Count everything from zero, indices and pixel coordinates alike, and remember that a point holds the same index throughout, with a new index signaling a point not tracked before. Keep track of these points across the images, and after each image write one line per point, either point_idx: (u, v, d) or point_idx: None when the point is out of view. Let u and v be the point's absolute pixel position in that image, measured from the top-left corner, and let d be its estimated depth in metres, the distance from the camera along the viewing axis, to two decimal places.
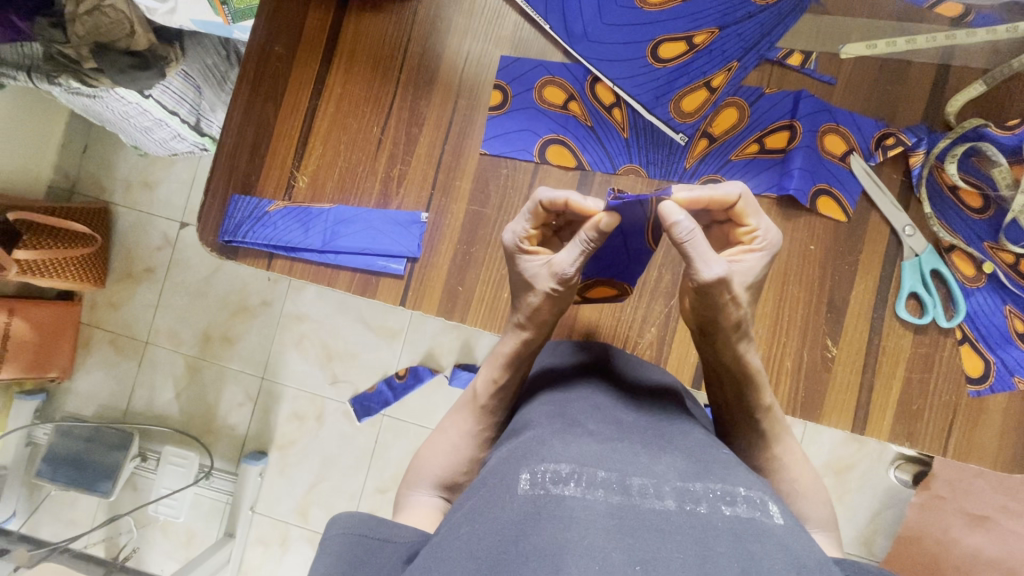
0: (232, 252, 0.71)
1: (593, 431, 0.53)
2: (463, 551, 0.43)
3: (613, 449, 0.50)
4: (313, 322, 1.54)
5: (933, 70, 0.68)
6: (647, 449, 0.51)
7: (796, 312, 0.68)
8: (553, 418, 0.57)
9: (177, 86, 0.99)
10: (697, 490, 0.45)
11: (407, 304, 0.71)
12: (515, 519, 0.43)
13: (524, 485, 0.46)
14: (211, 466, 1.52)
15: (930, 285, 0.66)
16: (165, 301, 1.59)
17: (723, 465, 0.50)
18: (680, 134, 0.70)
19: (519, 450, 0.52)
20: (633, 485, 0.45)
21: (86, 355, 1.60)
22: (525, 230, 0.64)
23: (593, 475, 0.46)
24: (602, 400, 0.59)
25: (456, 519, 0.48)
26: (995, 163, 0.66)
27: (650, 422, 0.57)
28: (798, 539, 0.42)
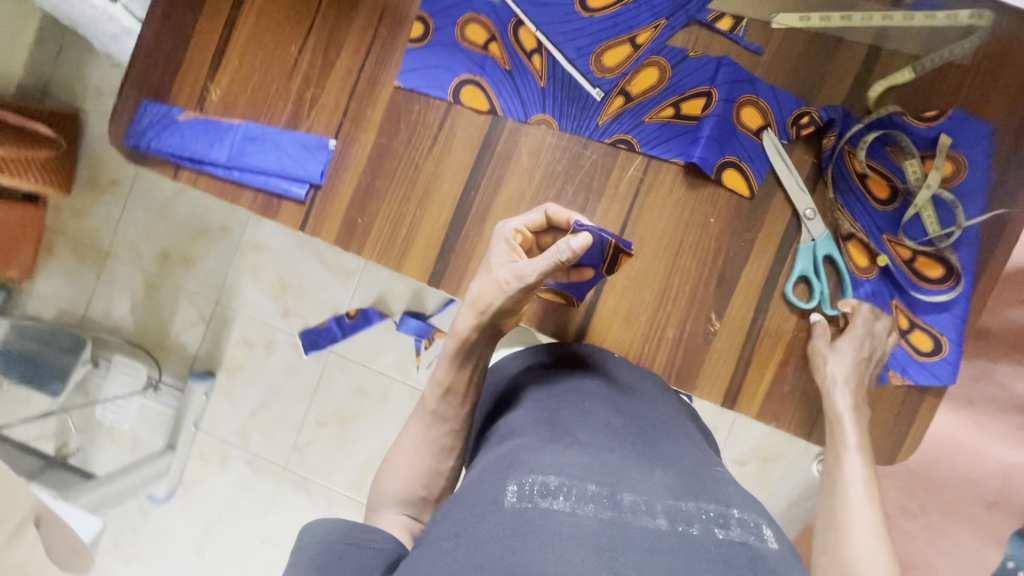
0: (139, 158, 0.72)
1: (581, 441, 0.54)
2: (451, 565, 0.44)
3: (603, 462, 0.51)
4: (271, 253, 1.54)
5: (863, 51, 0.65)
6: (638, 461, 0.52)
7: (684, 284, 0.68)
8: (538, 421, 0.57)
9: None
10: (688, 509, 0.47)
11: (307, 230, 0.72)
12: (505, 533, 0.44)
13: (511, 497, 0.47)
14: (159, 379, 1.56)
15: (820, 272, 0.66)
16: (128, 216, 1.57)
17: (714, 482, 0.52)
18: (597, 89, 0.68)
19: (505, 455, 0.53)
20: (623, 501, 0.47)
21: (49, 259, 1.60)
22: (522, 225, 0.65)
23: (583, 489, 0.47)
24: (591, 400, 0.60)
25: (443, 526, 0.49)
26: (907, 156, 0.65)
27: (638, 427, 0.58)
28: (783, 561, 0.45)
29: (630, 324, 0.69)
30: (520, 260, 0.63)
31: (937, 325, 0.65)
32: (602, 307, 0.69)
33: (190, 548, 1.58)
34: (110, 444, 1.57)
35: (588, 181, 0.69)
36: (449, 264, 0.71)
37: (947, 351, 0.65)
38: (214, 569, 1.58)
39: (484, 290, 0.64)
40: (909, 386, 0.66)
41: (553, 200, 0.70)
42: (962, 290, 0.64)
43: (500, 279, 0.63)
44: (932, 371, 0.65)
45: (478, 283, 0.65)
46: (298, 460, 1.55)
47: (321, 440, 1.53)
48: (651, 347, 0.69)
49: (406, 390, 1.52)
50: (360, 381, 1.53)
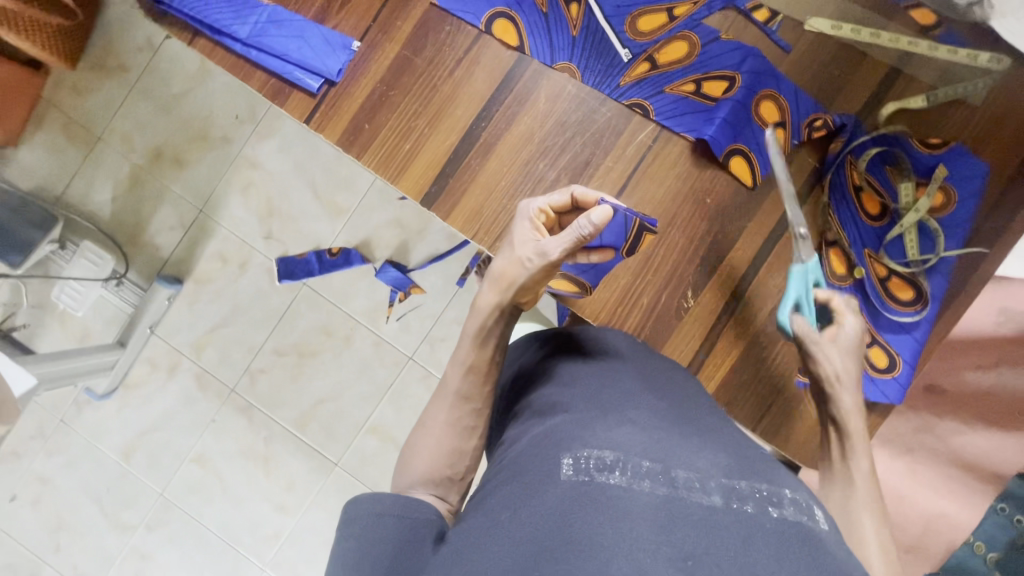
0: (160, 17, 0.70)
1: (633, 418, 0.53)
2: (504, 537, 0.44)
3: (657, 439, 0.50)
4: (266, 173, 1.43)
5: (884, 70, 0.67)
6: (691, 439, 0.52)
7: (668, 257, 0.70)
8: (584, 396, 0.56)
9: None
10: (744, 488, 0.47)
11: (312, 123, 0.71)
12: (558, 505, 0.45)
13: (565, 470, 0.47)
14: (123, 274, 1.46)
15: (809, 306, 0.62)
16: (129, 104, 1.45)
17: (767, 465, 0.51)
18: (626, 50, 0.69)
19: (553, 429, 0.52)
20: (678, 477, 0.47)
21: (37, 130, 1.48)
22: (547, 205, 0.64)
23: (637, 465, 0.47)
24: (636, 382, 0.59)
25: (495, 496, 0.50)
26: (904, 178, 0.67)
27: (686, 409, 0.57)
28: (842, 547, 0.45)
29: (609, 284, 0.71)
30: (542, 237, 0.62)
31: (895, 345, 0.67)
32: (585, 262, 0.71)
33: (116, 452, 1.47)
34: (58, 330, 1.50)
35: (598, 136, 0.70)
36: (445, 188, 0.71)
37: (900, 371, 0.67)
38: (136, 479, 1.46)
39: (507, 267, 0.63)
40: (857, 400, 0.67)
41: (560, 149, 0.70)
42: (925, 316, 0.66)
43: (521, 257, 0.62)
44: (882, 388, 0.67)
45: (498, 259, 0.64)
46: (248, 385, 1.44)
47: (278, 370, 1.43)
48: (623, 310, 0.71)
49: (371, 339, 1.41)
50: (328, 321, 1.42)
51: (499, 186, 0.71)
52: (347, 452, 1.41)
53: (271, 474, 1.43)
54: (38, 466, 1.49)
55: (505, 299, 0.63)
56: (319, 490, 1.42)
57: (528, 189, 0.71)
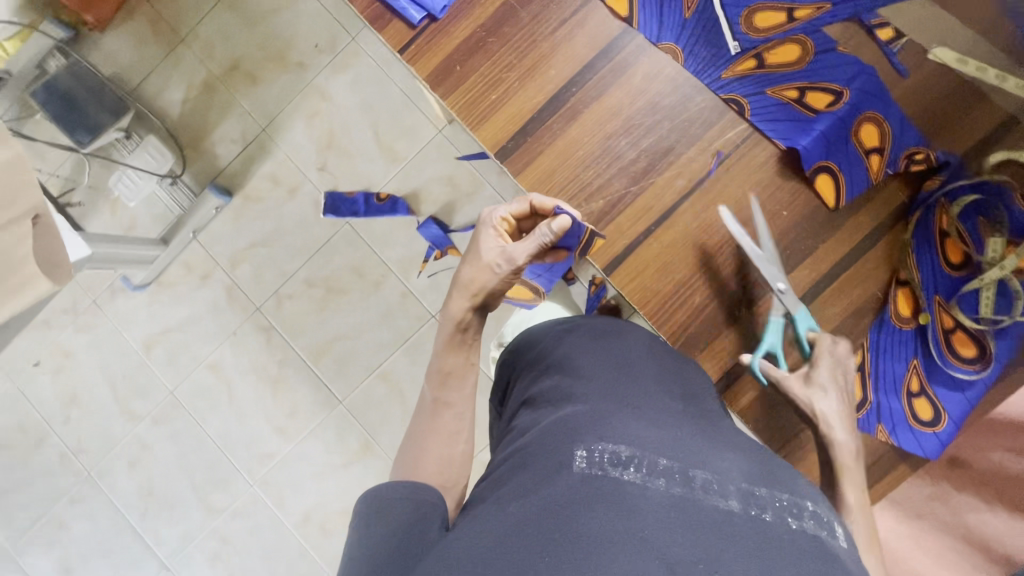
0: None
1: (650, 417, 0.51)
2: (511, 521, 0.43)
3: (675, 440, 0.49)
4: (334, 106, 1.44)
5: (999, 115, 0.63)
6: (710, 444, 0.50)
7: (711, 282, 0.68)
8: (604, 389, 0.55)
9: None
10: (763, 495, 0.44)
11: (405, 56, 0.71)
12: (569, 496, 0.44)
13: (579, 463, 0.46)
14: (179, 175, 1.49)
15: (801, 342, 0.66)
16: (219, 12, 1.48)
17: (790, 476, 0.49)
18: (735, 44, 0.67)
19: (570, 422, 0.51)
20: (696, 478, 0.45)
21: (127, 20, 1.51)
22: (507, 213, 0.65)
23: (653, 462, 0.46)
24: (656, 388, 0.56)
25: (503, 484, 0.48)
26: (995, 233, 0.63)
27: (705, 415, 0.55)
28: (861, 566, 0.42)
29: (662, 274, 0.69)
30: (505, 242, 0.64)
31: (944, 401, 0.65)
32: (643, 250, 0.69)
33: (138, 343, 1.52)
34: (108, 215, 1.54)
35: (686, 126, 0.68)
36: (521, 145, 0.70)
37: (943, 428, 0.65)
38: (152, 373, 1.51)
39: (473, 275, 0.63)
40: (891, 446, 0.66)
41: (645, 130, 0.69)
42: (984, 376, 0.64)
43: (488, 264, 0.63)
44: (919, 440, 0.65)
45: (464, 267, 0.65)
46: (273, 307, 1.47)
47: (304, 300, 1.46)
48: (675, 302, 0.69)
49: (399, 290, 1.42)
50: (362, 263, 1.44)
51: (575, 154, 0.70)
52: (353, 392, 1.43)
53: (279, 396, 1.46)
54: (64, 340, 1.55)
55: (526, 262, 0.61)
56: (319, 422, 1.44)
57: (603, 163, 0.69)
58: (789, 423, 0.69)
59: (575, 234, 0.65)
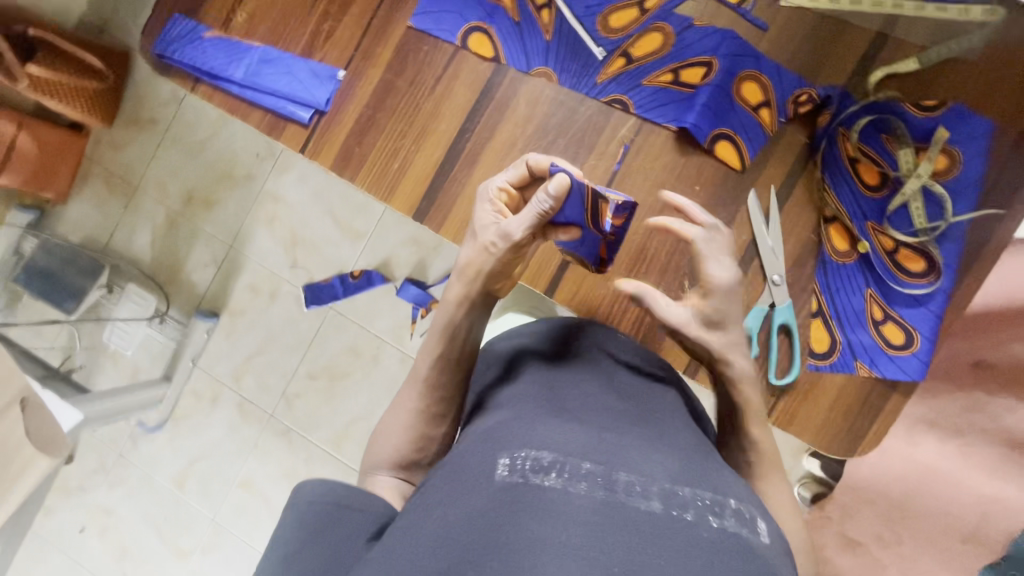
0: (163, 68, 0.76)
1: (579, 421, 0.52)
2: (433, 535, 0.43)
3: (603, 440, 0.49)
4: (287, 205, 1.50)
5: (867, 37, 0.65)
6: (639, 443, 0.50)
7: (650, 277, 0.74)
8: (533, 394, 0.55)
9: None
10: (685, 496, 0.46)
11: (306, 153, 0.75)
12: (491, 507, 0.43)
13: (502, 470, 0.46)
14: (165, 312, 1.56)
15: (773, 333, 0.66)
16: (161, 154, 1.56)
17: (716, 472, 0.50)
18: (600, 48, 0.70)
19: (498, 431, 0.51)
20: (618, 481, 0.45)
21: (83, 186, 1.61)
22: (503, 183, 0.66)
23: (577, 466, 0.46)
24: (586, 387, 0.57)
25: (435, 494, 0.48)
26: (902, 144, 0.63)
27: (639, 408, 0.56)
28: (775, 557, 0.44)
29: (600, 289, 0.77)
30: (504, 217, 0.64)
31: (911, 320, 0.64)
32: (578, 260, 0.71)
33: (169, 481, 1.56)
34: (111, 369, 1.60)
35: (580, 137, 0.70)
36: (436, 201, 0.73)
37: (918, 347, 0.64)
38: (190, 506, 1.54)
39: (473, 257, 0.65)
40: (875, 378, 0.65)
41: (544, 152, 0.71)
42: (939, 286, 0.63)
43: (487, 242, 0.64)
44: (900, 365, 0.64)
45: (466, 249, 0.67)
46: (284, 409, 1.50)
47: (310, 393, 1.49)
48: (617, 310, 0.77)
49: (396, 357, 1.45)
50: (354, 342, 1.47)
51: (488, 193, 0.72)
52: None
53: None
54: (101, 498, 1.59)
55: (470, 290, 0.65)
56: None
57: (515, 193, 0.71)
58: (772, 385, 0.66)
59: (576, 203, 0.58)
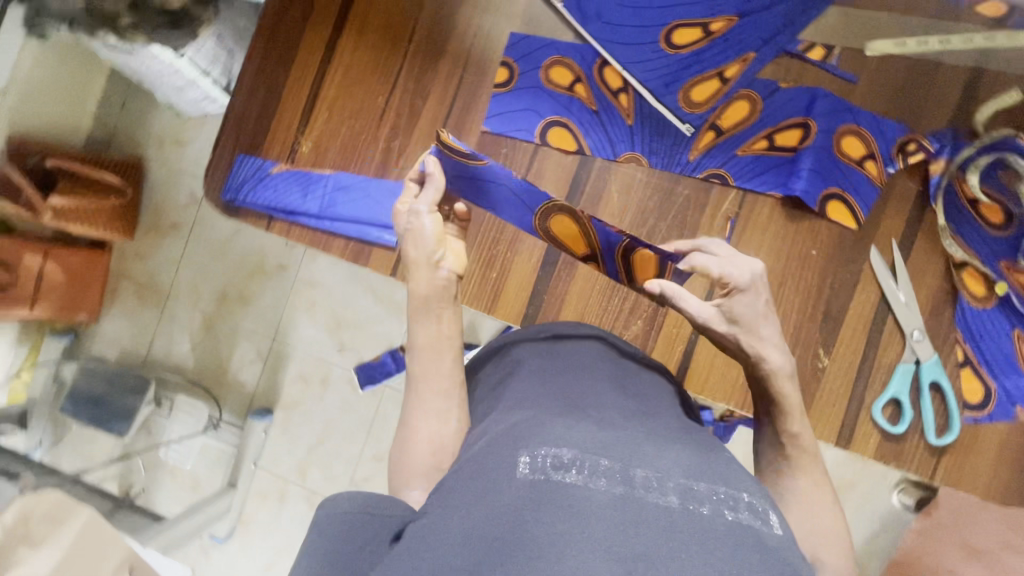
0: (235, 211, 0.74)
1: (594, 419, 0.46)
2: (451, 537, 0.35)
3: (617, 438, 0.43)
4: (326, 289, 1.46)
5: (964, 75, 0.63)
6: (652, 441, 0.44)
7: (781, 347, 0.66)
8: (543, 398, 0.49)
9: (210, 48, 0.99)
10: (703, 489, 0.39)
11: (397, 275, 0.72)
12: (508, 508, 0.36)
13: (523, 469, 0.39)
14: (219, 418, 1.50)
15: (924, 392, 0.63)
16: (188, 257, 1.51)
17: (728, 466, 0.44)
18: (687, 125, 0.68)
19: (512, 430, 0.44)
20: (637, 476, 0.39)
21: (114, 302, 1.54)
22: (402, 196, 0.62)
23: (596, 463, 0.40)
24: (597, 389, 0.52)
25: (445, 497, 0.40)
26: (1023, 179, 0.61)
27: (648, 411, 0.50)
28: (799, 558, 0.37)
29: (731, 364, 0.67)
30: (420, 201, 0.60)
31: None
32: (702, 344, 0.68)
33: None
34: (170, 482, 1.52)
35: (682, 217, 0.68)
36: (541, 306, 0.70)
37: None
38: None
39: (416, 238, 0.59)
40: None
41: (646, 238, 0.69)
42: None
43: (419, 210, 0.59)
44: None
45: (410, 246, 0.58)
46: None
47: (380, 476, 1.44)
48: None
49: None
50: None
51: (596, 286, 0.70)
52: None
53: None
54: None
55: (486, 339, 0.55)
56: None
57: (624, 283, 0.69)
58: (931, 445, 0.64)
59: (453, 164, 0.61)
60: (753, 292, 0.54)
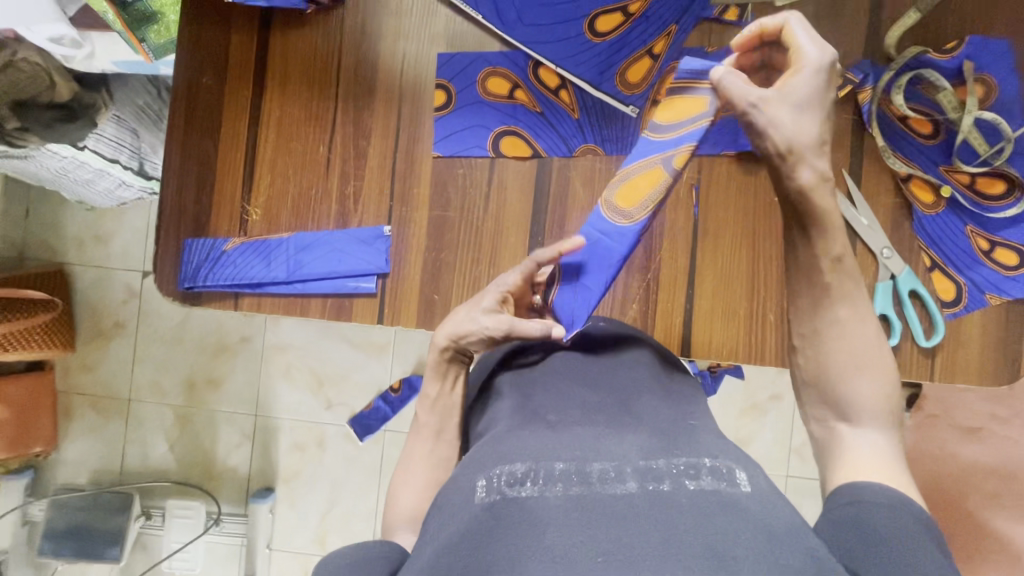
0: (197, 298, 0.70)
1: (552, 425, 0.50)
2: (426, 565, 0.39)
3: (573, 440, 0.47)
4: (298, 350, 1.39)
5: (867, 6, 0.68)
6: (610, 433, 0.48)
7: (771, 297, 0.68)
8: (511, 414, 0.53)
9: (112, 133, 0.92)
10: (660, 467, 0.43)
11: (384, 321, 0.70)
12: (472, 530, 0.40)
13: (479, 493, 0.42)
14: (219, 512, 1.38)
15: (906, 302, 0.67)
16: (142, 354, 1.40)
17: (686, 437, 0.48)
18: (631, 107, 0.69)
19: (479, 455, 0.48)
20: (592, 472, 0.43)
21: (70, 422, 1.41)
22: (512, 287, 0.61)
23: (551, 469, 0.43)
24: (564, 389, 0.55)
25: (428, 530, 0.44)
26: (939, 89, 0.66)
27: (611, 398, 0.54)
28: (766, 506, 0.40)
29: (731, 322, 0.69)
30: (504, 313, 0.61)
31: (1017, 238, 0.67)
32: (698, 310, 0.69)
33: None
34: None
35: None
36: None
37: None
38: None
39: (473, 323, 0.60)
40: (1009, 302, 0.67)
41: None
42: None
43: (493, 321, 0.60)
44: None
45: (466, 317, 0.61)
46: None
47: None
48: (759, 335, 0.68)
49: None
50: None
51: None
52: None
53: None
54: None
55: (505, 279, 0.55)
56: None
57: None
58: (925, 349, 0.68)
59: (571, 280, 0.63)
60: (802, 72, 0.53)
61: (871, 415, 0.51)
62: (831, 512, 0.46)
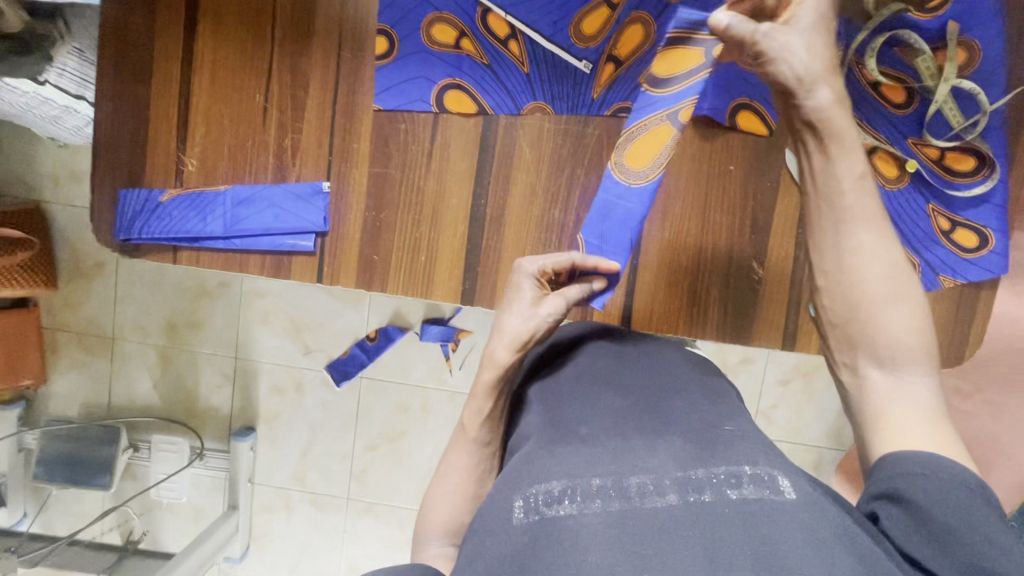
0: (135, 250, 0.69)
1: (583, 434, 0.48)
2: None
3: (606, 450, 0.45)
4: (275, 296, 1.38)
5: None
6: (644, 438, 0.46)
7: (716, 270, 0.67)
8: (542, 425, 0.52)
9: (75, 67, 0.87)
10: (698, 476, 0.41)
11: (324, 278, 0.69)
12: (514, 556, 0.40)
13: (517, 514, 0.42)
14: (201, 447, 1.44)
15: None
16: (123, 295, 1.42)
17: (724, 440, 0.45)
18: (583, 62, 0.65)
19: (512, 471, 0.48)
20: (631, 486, 0.41)
21: (57, 357, 1.45)
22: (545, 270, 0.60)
23: (588, 485, 0.42)
24: (594, 394, 0.54)
25: (469, 549, 0.45)
26: (917, 52, 0.61)
27: (643, 400, 0.52)
28: (812, 514, 0.38)
29: (673, 295, 0.67)
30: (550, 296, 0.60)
31: (978, 219, 0.64)
32: (640, 281, 0.67)
33: None
34: (172, 520, 1.49)
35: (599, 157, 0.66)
36: (478, 280, 0.68)
37: (993, 242, 0.64)
38: None
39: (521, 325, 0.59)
40: (962, 285, 0.65)
41: (568, 189, 0.67)
42: (997, 178, 0.63)
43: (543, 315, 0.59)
44: (982, 265, 0.64)
45: (512, 322, 0.59)
46: (359, 488, 1.43)
47: (377, 465, 1.40)
48: (699, 309, 0.67)
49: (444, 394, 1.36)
50: (395, 400, 1.38)
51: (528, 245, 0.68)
52: None
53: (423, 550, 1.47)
54: None
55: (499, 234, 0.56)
56: None
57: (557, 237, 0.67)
58: None
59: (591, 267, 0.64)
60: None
61: (906, 358, 0.51)
62: (880, 474, 0.45)
